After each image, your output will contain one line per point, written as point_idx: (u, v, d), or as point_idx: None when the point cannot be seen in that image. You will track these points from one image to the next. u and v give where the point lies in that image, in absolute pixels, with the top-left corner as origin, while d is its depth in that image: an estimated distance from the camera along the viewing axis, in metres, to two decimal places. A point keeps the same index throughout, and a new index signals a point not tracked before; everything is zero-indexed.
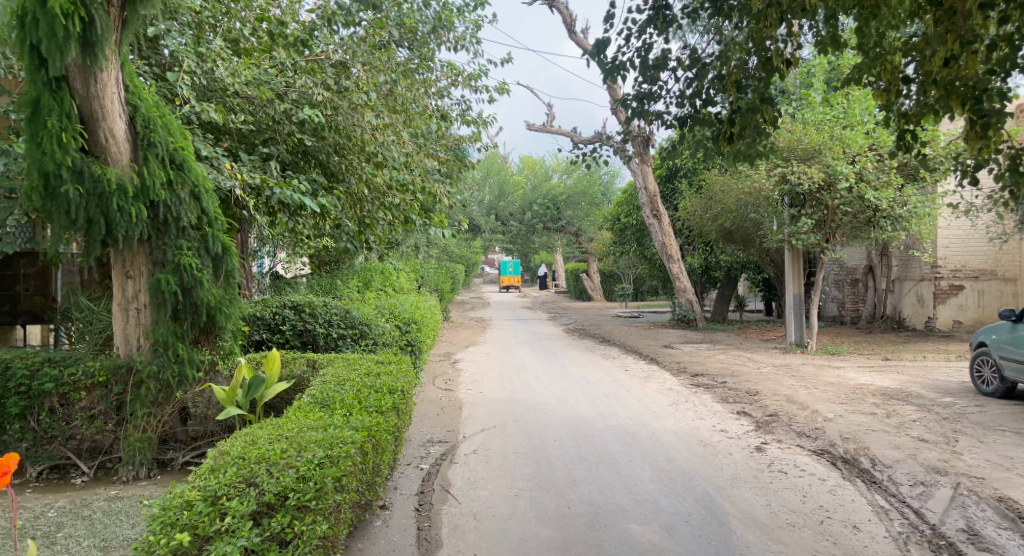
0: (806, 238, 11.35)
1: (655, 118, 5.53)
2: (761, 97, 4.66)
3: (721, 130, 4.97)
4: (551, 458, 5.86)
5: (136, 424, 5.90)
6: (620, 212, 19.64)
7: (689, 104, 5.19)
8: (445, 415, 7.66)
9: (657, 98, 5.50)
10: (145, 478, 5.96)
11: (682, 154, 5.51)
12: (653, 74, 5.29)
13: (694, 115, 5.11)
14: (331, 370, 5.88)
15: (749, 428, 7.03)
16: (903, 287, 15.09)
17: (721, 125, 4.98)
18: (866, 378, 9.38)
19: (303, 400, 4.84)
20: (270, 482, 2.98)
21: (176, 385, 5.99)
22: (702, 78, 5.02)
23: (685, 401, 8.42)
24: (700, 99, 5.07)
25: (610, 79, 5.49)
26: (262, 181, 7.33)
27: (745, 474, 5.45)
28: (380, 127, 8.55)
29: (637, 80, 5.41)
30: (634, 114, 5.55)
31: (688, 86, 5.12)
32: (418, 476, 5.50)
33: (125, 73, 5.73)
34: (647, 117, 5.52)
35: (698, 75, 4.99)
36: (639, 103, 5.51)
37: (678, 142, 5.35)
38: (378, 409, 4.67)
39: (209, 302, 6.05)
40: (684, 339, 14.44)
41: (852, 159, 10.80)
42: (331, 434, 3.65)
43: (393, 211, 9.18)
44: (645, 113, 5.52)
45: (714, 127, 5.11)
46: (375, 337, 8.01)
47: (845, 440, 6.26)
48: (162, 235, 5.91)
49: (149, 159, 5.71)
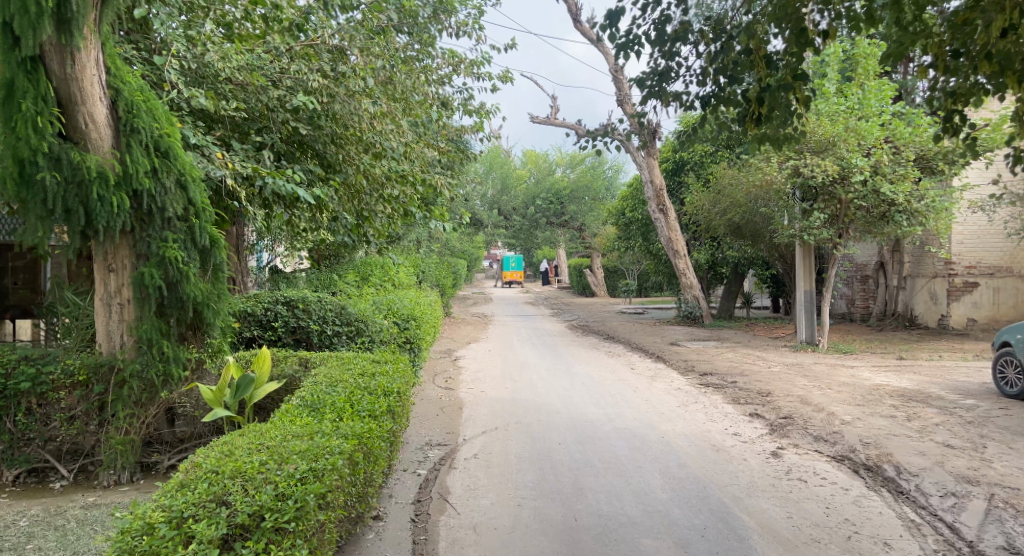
0: (818, 233, 11.03)
1: (674, 99, 5.25)
2: (794, 73, 4.43)
3: (747, 111, 4.69)
4: (555, 464, 5.55)
5: (118, 426, 5.60)
6: (625, 207, 19.27)
7: (711, 83, 4.89)
8: (445, 416, 7.35)
9: (674, 77, 5.23)
10: (127, 483, 5.64)
11: (702, 138, 5.25)
12: (670, 48, 4.98)
13: (718, 94, 4.81)
14: (323, 370, 5.55)
15: (763, 432, 6.71)
16: (915, 284, 14.66)
17: (747, 104, 4.70)
18: (882, 378, 9.03)
19: (292, 404, 4.51)
20: (244, 501, 2.68)
21: (160, 384, 5.69)
22: (722, 55, 4.74)
23: (694, 402, 8.09)
24: (723, 77, 4.77)
25: (623, 54, 5.20)
26: (254, 170, 7.04)
27: (762, 482, 5.13)
28: (376, 115, 8.15)
29: (653, 56, 5.12)
30: (650, 95, 5.26)
31: (711, 63, 4.84)
32: (415, 483, 5.19)
33: (106, 54, 5.41)
34: (666, 98, 5.24)
35: (724, 49, 4.70)
36: (657, 83, 5.21)
37: (699, 123, 5.07)
38: (372, 414, 4.34)
39: (196, 298, 5.72)
40: (690, 336, 14.10)
41: (867, 151, 10.42)
42: (317, 443, 3.34)
43: (391, 204, 8.87)
44: (663, 93, 5.24)
45: (738, 107, 4.83)
46: (373, 334, 7.73)
47: (866, 446, 5.93)
48: (146, 226, 5.60)
49: (132, 146, 5.39)
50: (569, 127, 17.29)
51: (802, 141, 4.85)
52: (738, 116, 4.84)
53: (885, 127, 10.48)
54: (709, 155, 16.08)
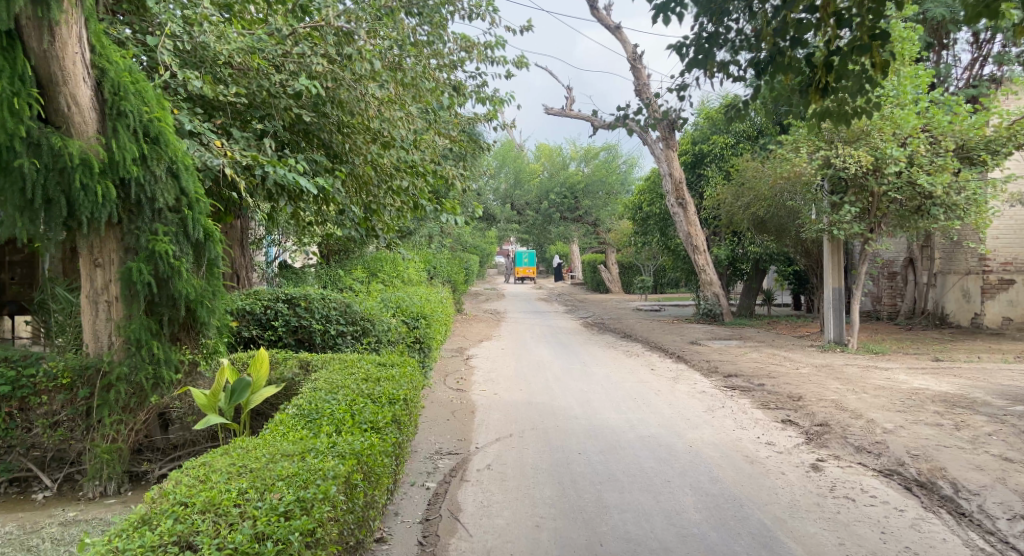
0: (848, 228, 10.49)
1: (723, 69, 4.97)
2: (870, 32, 4.17)
3: (814, 76, 4.44)
4: (576, 477, 5.09)
5: (104, 434, 5.19)
6: (642, 200, 18.71)
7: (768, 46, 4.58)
8: (456, 420, 6.92)
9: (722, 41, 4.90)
10: (113, 495, 5.22)
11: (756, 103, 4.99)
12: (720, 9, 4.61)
13: (778, 59, 4.52)
14: (324, 375, 5.10)
15: (799, 441, 6.22)
16: (946, 282, 14.08)
17: (813, 70, 4.43)
18: (920, 382, 8.49)
19: (286, 414, 4.08)
20: (213, 544, 2.26)
21: (150, 388, 5.28)
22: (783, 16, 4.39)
23: (721, 407, 7.59)
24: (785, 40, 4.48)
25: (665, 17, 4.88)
26: (253, 159, 6.62)
27: (806, 501, 4.65)
28: (383, 100, 7.70)
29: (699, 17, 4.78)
30: (694, 64, 4.93)
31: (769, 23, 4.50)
32: (423, 499, 4.76)
33: (90, 31, 5.02)
34: (712, 66, 4.93)
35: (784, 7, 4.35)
36: (705, 55, 4.86)
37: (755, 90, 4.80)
38: (374, 427, 3.90)
39: (188, 296, 5.31)
40: (711, 335, 13.58)
41: (902, 140, 9.87)
42: (308, 464, 2.90)
43: (401, 197, 8.44)
44: (708, 64, 4.90)
45: (799, 71, 4.54)
46: (379, 334, 7.24)
47: (915, 458, 5.44)
48: (135, 218, 5.18)
49: (119, 130, 4.97)
50: (585, 119, 16.78)
51: (875, 116, 4.75)
52: (801, 86, 4.65)
53: (921, 115, 9.93)
54: (730, 147, 15.55)
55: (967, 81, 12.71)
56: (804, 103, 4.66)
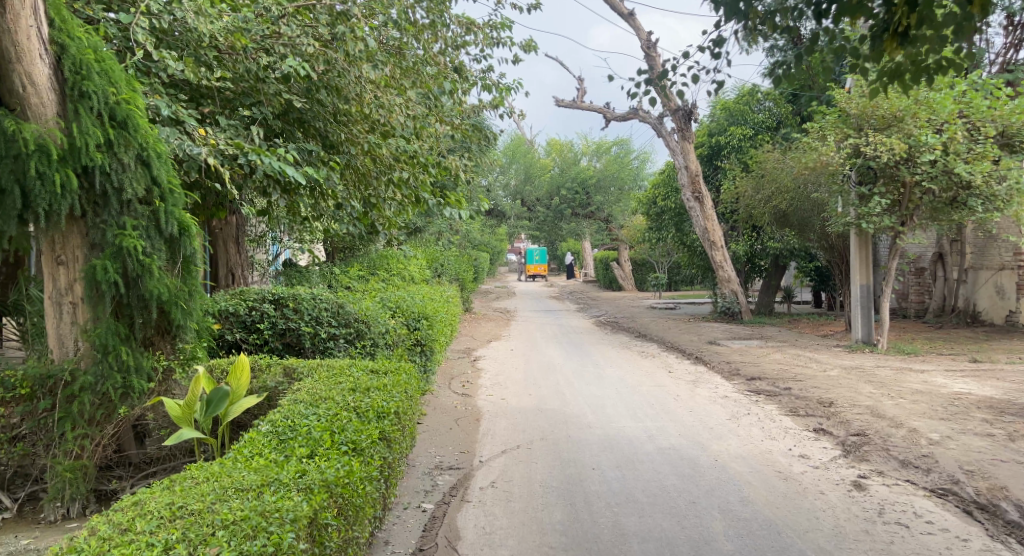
0: (878, 221, 9.86)
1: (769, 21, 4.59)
2: None
3: (892, 22, 4.01)
4: (589, 498, 4.56)
5: (67, 450, 4.67)
6: (656, 195, 18.09)
7: None
8: (459, 430, 6.38)
9: None
10: (76, 518, 4.68)
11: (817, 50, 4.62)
12: None
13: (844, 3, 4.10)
14: (307, 385, 4.55)
15: (836, 452, 5.64)
16: (978, 277, 13.51)
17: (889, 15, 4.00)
18: (960, 385, 7.90)
19: (258, 432, 3.57)
20: None
21: (118, 399, 4.76)
22: None
23: (746, 414, 7.01)
24: None
25: None
26: (236, 146, 6.10)
27: (852, 528, 4.08)
28: (380, 83, 7.15)
29: None
30: (738, 15, 4.50)
31: None
32: (418, 523, 4.25)
33: (48, 3, 4.53)
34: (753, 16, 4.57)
35: None
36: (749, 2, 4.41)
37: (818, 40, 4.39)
38: (356, 449, 3.37)
39: (161, 296, 4.79)
40: (729, 334, 12.99)
41: (939, 127, 9.26)
42: (263, 504, 2.39)
43: (401, 189, 7.88)
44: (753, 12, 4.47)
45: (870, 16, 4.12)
46: (375, 337, 6.75)
47: (971, 476, 4.87)
48: (100, 211, 4.66)
49: (81, 113, 4.46)
50: (597, 111, 16.21)
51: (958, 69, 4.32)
52: (872, 32, 4.23)
53: (959, 100, 9.29)
54: (748, 139, 14.96)
55: (1002, 66, 12.07)
56: (877, 53, 4.26)
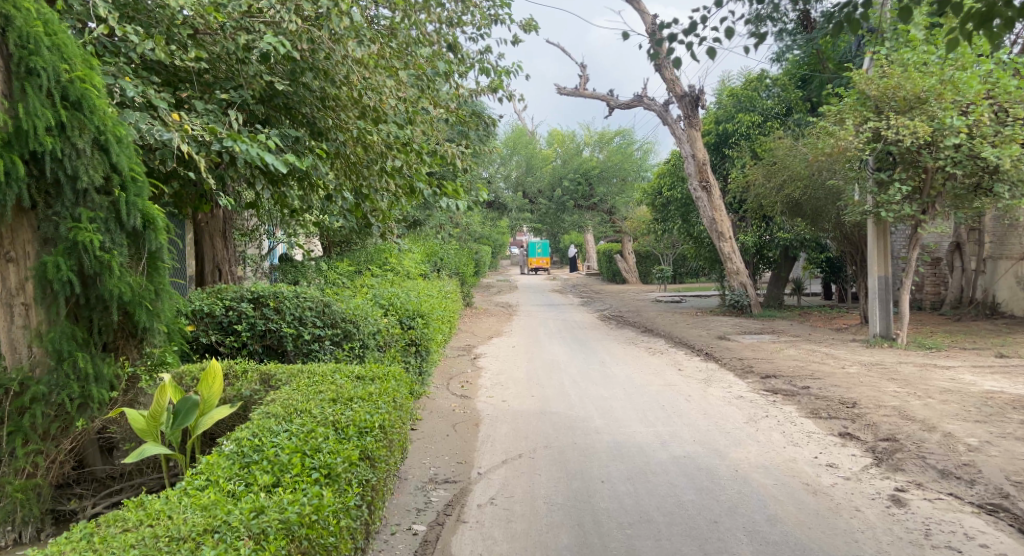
0: (898, 209, 9.35)
1: None
2: None
3: None
4: (599, 517, 4.11)
5: (18, 468, 4.19)
6: (661, 184, 17.53)
7: None
8: (457, 436, 5.93)
9: None
10: (31, 542, 4.26)
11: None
12: None
13: None
14: (283, 395, 4.09)
15: (867, 461, 5.17)
16: (997, 268, 13.16)
17: None
18: (991, 383, 7.42)
19: (221, 454, 3.11)
20: None
21: (76, 411, 4.31)
22: None
23: (764, 416, 6.53)
24: None
25: None
26: (211, 132, 5.56)
27: (898, 553, 3.62)
28: (366, 62, 6.63)
29: None
30: None
31: None
32: (408, 549, 3.80)
33: None
34: None
35: None
36: None
37: None
38: (330, 475, 2.90)
39: (123, 296, 4.34)
40: (740, 329, 12.49)
41: (964, 109, 8.77)
42: None
43: (395, 178, 7.25)
44: None
45: None
46: (364, 338, 6.29)
47: (1021, 488, 4.39)
48: (53, 202, 4.18)
49: (28, 92, 3.96)
50: (601, 98, 15.66)
51: None
52: None
53: (984, 81, 8.79)
54: (757, 126, 14.42)
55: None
56: None
